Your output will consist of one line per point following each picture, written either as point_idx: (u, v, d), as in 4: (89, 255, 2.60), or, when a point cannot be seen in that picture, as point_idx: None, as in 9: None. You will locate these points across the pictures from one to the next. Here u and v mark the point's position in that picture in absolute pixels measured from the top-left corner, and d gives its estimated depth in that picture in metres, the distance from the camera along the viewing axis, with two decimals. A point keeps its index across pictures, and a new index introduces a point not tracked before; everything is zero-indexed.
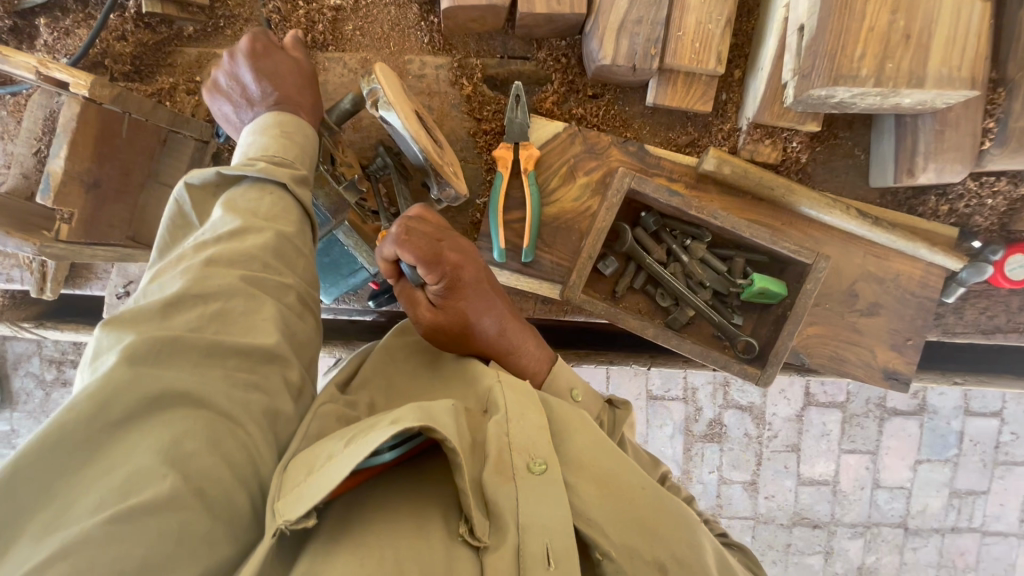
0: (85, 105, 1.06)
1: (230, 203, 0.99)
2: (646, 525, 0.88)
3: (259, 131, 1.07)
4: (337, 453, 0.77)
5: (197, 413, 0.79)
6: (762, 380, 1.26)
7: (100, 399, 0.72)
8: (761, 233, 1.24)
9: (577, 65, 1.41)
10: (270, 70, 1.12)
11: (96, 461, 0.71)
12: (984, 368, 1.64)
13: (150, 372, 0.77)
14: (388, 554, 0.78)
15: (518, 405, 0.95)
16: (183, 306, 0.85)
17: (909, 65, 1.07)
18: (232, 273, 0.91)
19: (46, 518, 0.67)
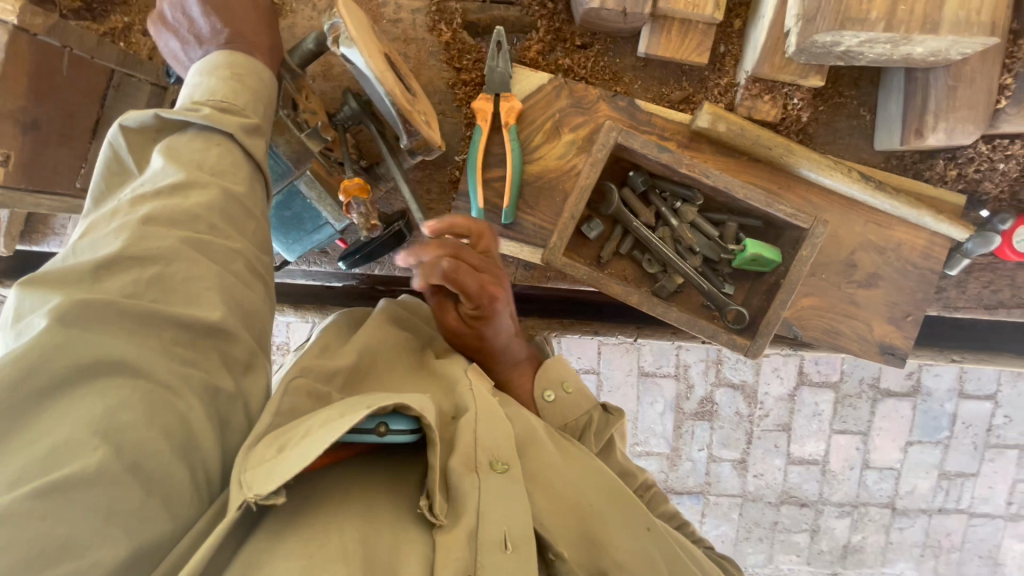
0: (14, 35, 0.97)
1: (174, 148, 0.85)
2: (596, 537, 0.92)
3: (206, 72, 0.95)
4: (313, 429, 0.73)
5: (136, 383, 0.69)
6: (751, 352, 1.19)
7: (27, 363, 0.63)
8: (756, 194, 1.17)
9: (564, 11, 1.30)
10: (220, 3, 1.02)
11: (22, 430, 0.63)
12: (985, 346, 1.57)
13: (83, 337, 0.67)
14: (335, 536, 0.73)
15: (487, 407, 0.94)
16: (116, 271, 0.73)
17: (924, 7, 0.97)
18: (172, 233, 0.77)
19: None
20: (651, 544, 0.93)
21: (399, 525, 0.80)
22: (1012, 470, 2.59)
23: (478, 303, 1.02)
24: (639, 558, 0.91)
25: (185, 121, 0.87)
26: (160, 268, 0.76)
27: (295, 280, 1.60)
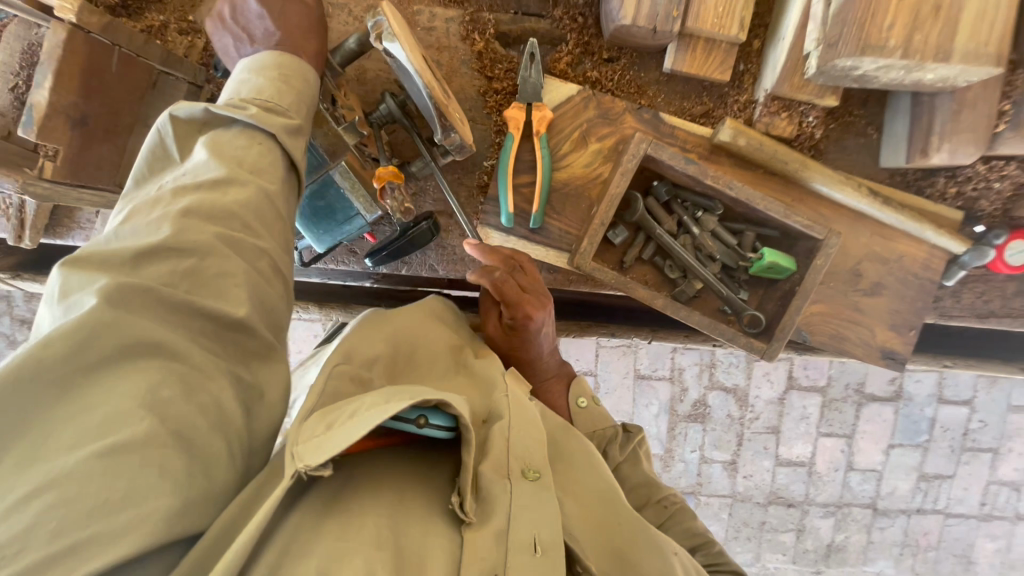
0: (72, 33, 0.99)
1: (217, 141, 0.88)
2: (625, 551, 0.93)
3: (256, 72, 0.99)
4: (361, 409, 0.76)
5: (176, 364, 0.71)
6: (768, 354, 1.27)
7: (77, 340, 0.65)
8: (775, 206, 1.24)
9: (594, 25, 1.35)
10: (277, 10, 1.06)
11: (73, 401, 0.65)
12: (972, 353, 1.67)
13: (128, 318, 0.69)
14: (371, 520, 0.75)
15: (520, 414, 0.96)
16: (156, 257, 0.75)
17: (937, 38, 1.05)
18: (208, 228, 0.79)
19: (20, 453, 0.62)
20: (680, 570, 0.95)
21: (426, 517, 0.81)
22: (986, 473, 2.72)
23: (516, 314, 1.14)
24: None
25: (230, 117, 0.91)
26: (195, 262, 0.78)
27: (316, 278, 1.62)
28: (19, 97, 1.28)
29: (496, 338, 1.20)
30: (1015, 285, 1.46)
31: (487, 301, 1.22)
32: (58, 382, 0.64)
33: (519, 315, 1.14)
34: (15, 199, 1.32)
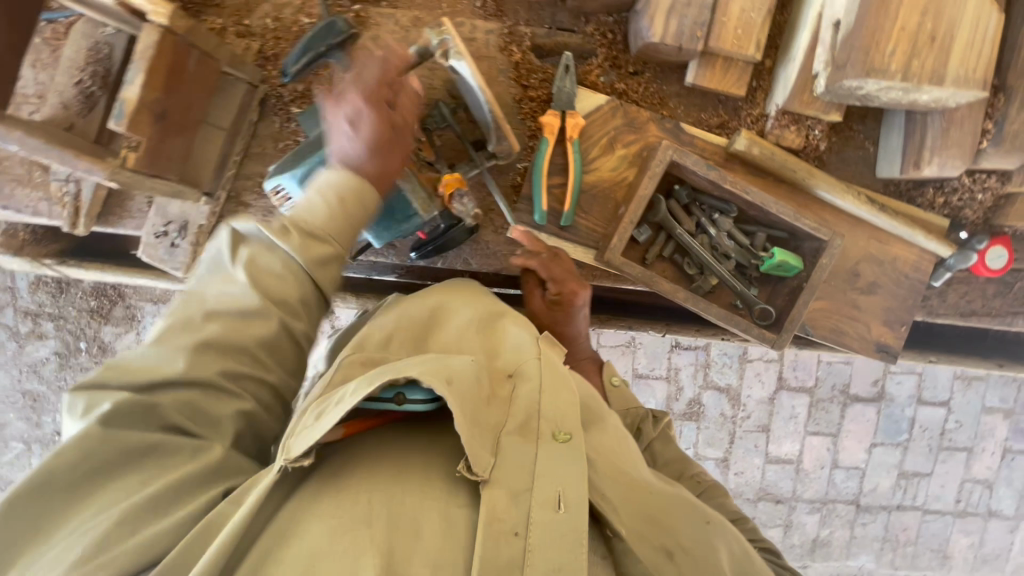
0: (163, 34, 1.07)
1: (255, 263, 0.98)
2: (657, 515, 0.99)
3: (321, 189, 1.04)
4: (346, 397, 0.87)
5: (158, 463, 0.89)
6: (778, 344, 1.40)
7: (81, 450, 0.84)
8: (787, 209, 1.37)
9: (622, 41, 1.48)
10: (359, 126, 1.05)
11: (81, 497, 0.84)
12: (954, 351, 1.82)
13: (118, 433, 0.87)
14: (364, 495, 0.84)
15: (550, 380, 1.03)
16: (164, 385, 0.91)
17: (932, 65, 1.20)
18: (219, 363, 0.95)
19: (42, 542, 0.81)
20: (708, 540, 1.01)
21: (425, 483, 0.88)
22: (960, 471, 2.89)
23: (560, 290, 1.38)
24: (697, 548, 0.99)
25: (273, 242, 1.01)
26: (196, 392, 0.93)
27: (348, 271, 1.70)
28: (83, 91, 1.36)
29: (540, 313, 1.41)
30: (995, 287, 1.61)
31: (532, 284, 1.43)
32: (75, 475, 0.84)
33: (563, 292, 1.38)
34: (72, 189, 1.44)
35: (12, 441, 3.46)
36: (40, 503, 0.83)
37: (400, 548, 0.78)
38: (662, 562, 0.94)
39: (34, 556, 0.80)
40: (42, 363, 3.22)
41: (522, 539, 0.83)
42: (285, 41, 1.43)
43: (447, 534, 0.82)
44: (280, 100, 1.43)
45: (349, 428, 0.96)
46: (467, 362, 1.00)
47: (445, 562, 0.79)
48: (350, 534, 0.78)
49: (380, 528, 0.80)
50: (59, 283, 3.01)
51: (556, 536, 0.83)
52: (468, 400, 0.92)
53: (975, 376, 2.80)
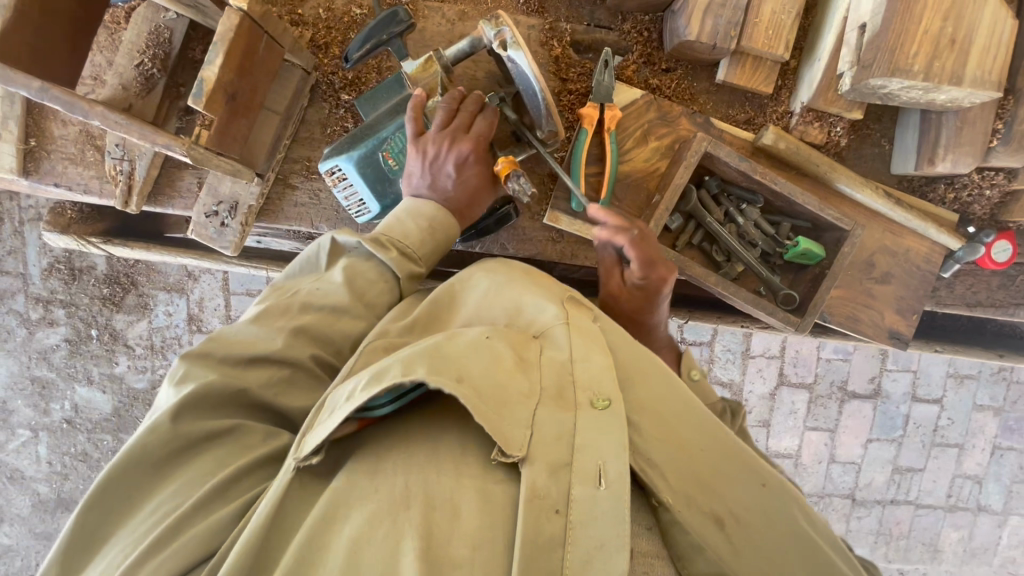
0: (241, 18, 1.13)
1: (352, 269, 1.15)
2: (706, 480, 0.96)
3: (413, 216, 1.21)
4: (353, 394, 0.88)
5: (235, 441, 0.97)
6: (801, 327, 1.47)
7: (168, 431, 0.93)
8: (812, 200, 1.45)
9: (656, 39, 1.56)
10: (462, 171, 1.25)
11: (169, 471, 0.94)
12: (957, 343, 1.92)
13: (203, 415, 0.96)
14: (402, 478, 0.86)
15: (584, 348, 1.00)
16: (260, 364, 1.01)
17: (952, 66, 1.29)
18: (308, 348, 1.06)
19: (135, 509, 0.92)
20: (770, 504, 0.96)
21: (458, 463, 0.88)
22: (951, 467, 2.97)
23: (649, 274, 1.29)
24: (754, 513, 0.95)
25: (372, 254, 1.18)
26: (288, 371, 1.04)
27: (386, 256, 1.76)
28: (142, 73, 1.40)
29: (619, 296, 1.36)
30: (999, 279, 1.71)
31: (611, 265, 1.39)
32: (166, 451, 0.93)
33: (653, 276, 1.29)
34: (127, 167, 1.47)
35: (19, 428, 3.13)
36: (130, 478, 0.92)
37: (440, 529, 0.80)
38: (710, 529, 0.92)
39: (134, 518, 0.91)
40: (54, 350, 2.98)
41: (564, 516, 0.82)
42: (336, 30, 1.49)
43: (485, 512, 0.83)
44: (331, 87, 1.50)
45: (364, 422, 0.93)
46: (486, 343, 0.97)
47: (486, 538, 0.80)
48: (390, 519, 0.81)
49: (418, 509, 0.82)
50: (73, 268, 2.83)
51: (598, 513, 0.82)
52: (485, 391, 0.89)
53: (967, 374, 2.88)
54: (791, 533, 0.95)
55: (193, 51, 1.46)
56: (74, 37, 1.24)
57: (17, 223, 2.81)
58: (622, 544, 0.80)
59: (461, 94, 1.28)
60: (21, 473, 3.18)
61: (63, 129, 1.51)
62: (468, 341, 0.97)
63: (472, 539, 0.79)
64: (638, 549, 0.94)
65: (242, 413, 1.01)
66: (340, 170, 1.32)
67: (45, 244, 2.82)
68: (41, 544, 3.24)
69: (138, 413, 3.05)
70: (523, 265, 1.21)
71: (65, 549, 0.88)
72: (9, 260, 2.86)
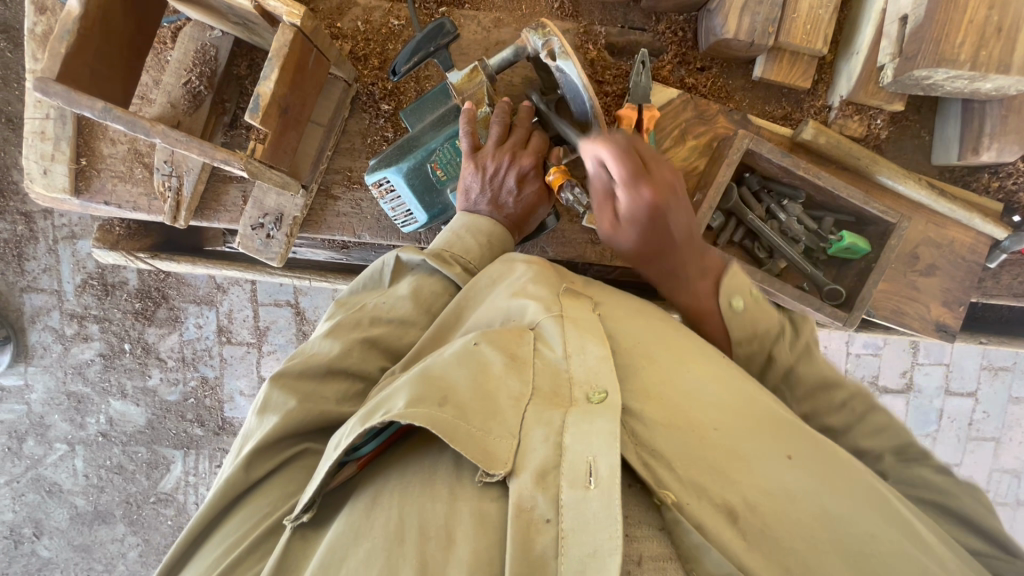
0: (293, 34, 1.15)
1: (418, 283, 1.18)
2: (719, 465, 0.87)
3: (469, 232, 1.24)
4: (341, 438, 0.90)
5: (307, 466, 0.99)
6: (850, 322, 1.46)
7: (247, 461, 0.94)
8: (856, 194, 1.44)
9: (691, 38, 1.57)
10: (523, 189, 1.29)
11: (245, 499, 0.96)
12: (1001, 335, 1.87)
13: (283, 445, 0.97)
14: (400, 510, 0.86)
15: (577, 341, 0.98)
16: (333, 378, 1.03)
17: (999, 54, 1.27)
18: (379, 361, 1.09)
19: (214, 534, 0.95)
20: (792, 484, 0.86)
21: (453, 486, 0.87)
22: (989, 462, 2.88)
23: (640, 179, 1.08)
24: (778, 498, 0.85)
25: (436, 270, 1.20)
26: (362, 386, 1.06)
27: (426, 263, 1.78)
28: (189, 90, 1.44)
29: (615, 235, 1.16)
30: None
31: (601, 194, 1.15)
32: (237, 488, 0.94)
33: (645, 183, 1.09)
34: (174, 183, 1.50)
35: (56, 442, 3.18)
36: (210, 504, 0.95)
37: (435, 557, 0.79)
38: (723, 523, 0.82)
39: (211, 541, 0.94)
40: (88, 364, 3.04)
41: (554, 526, 0.78)
42: (374, 42, 1.51)
43: (482, 533, 0.81)
44: (371, 98, 1.52)
45: (363, 462, 0.96)
46: (474, 354, 0.97)
47: (486, 560, 0.78)
48: (386, 553, 0.81)
49: (413, 540, 0.81)
50: (106, 283, 2.89)
51: (590, 516, 0.77)
52: (471, 409, 0.88)
53: (1002, 367, 2.80)
54: (820, 512, 0.84)
55: (238, 68, 1.49)
56: (130, 59, 1.27)
57: (53, 241, 2.87)
58: (616, 547, 0.74)
59: (510, 108, 1.31)
60: (59, 487, 3.23)
61: (111, 147, 1.54)
62: (455, 356, 0.97)
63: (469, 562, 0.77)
64: (646, 554, 0.84)
65: (316, 435, 1.02)
66: (387, 182, 1.34)
67: (79, 261, 2.89)
68: (79, 556, 3.29)
69: (170, 425, 3.09)
70: (523, 257, 1.18)
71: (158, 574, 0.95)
72: (46, 277, 2.92)
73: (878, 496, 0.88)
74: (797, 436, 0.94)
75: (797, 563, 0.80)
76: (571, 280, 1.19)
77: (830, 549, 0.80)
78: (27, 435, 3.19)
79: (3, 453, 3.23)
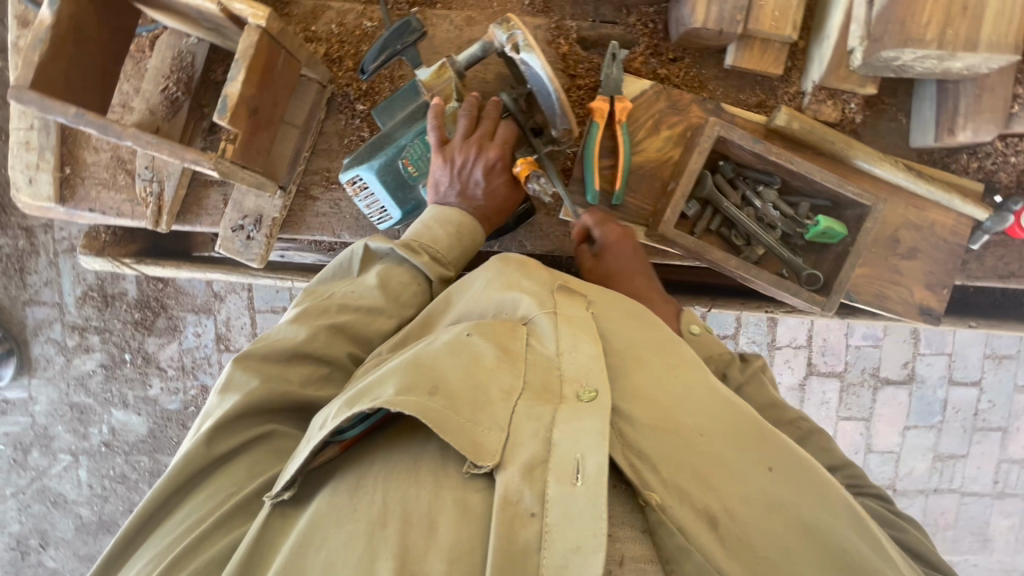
0: (260, 35, 1.18)
1: (386, 272, 1.19)
2: (702, 471, 0.88)
3: (439, 224, 1.25)
4: (326, 422, 0.89)
5: (270, 447, 1.00)
6: (828, 306, 1.47)
7: (210, 438, 0.96)
8: (830, 177, 1.44)
9: (662, 30, 1.58)
10: (491, 182, 1.30)
11: (207, 478, 0.97)
12: (992, 319, 1.85)
13: (243, 423, 0.99)
14: (381, 497, 0.86)
15: (570, 338, 0.99)
16: (300, 362, 1.05)
17: (965, 33, 1.28)
18: (345, 346, 1.10)
19: (174, 514, 0.96)
20: (771, 495, 0.86)
21: (438, 476, 0.86)
22: (995, 452, 2.83)
23: (602, 224, 1.45)
24: (757, 506, 0.85)
25: (404, 258, 1.21)
26: (326, 370, 1.07)
27: None
28: (167, 97, 1.47)
29: (593, 270, 1.44)
30: None
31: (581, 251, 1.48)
32: (198, 467, 0.96)
33: (607, 228, 1.45)
34: (156, 188, 1.54)
35: (60, 453, 3.21)
36: (170, 484, 0.96)
37: (415, 546, 0.79)
38: (700, 526, 0.83)
39: (173, 520, 0.95)
40: (90, 375, 3.08)
41: (539, 520, 0.80)
42: (348, 44, 1.53)
43: (461, 523, 0.81)
44: (346, 98, 1.54)
45: (345, 444, 0.94)
46: (466, 345, 0.98)
47: (463, 550, 0.79)
48: (367, 537, 0.81)
49: (394, 527, 0.81)
50: (105, 294, 2.92)
51: (574, 512, 0.79)
52: (460, 399, 0.89)
53: (1006, 355, 2.75)
54: (798, 521, 0.85)
55: (214, 73, 1.52)
56: (106, 67, 1.30)
57: (53, 255, 2.91)
58: (599, 545, 0.76)
59: (478, 102, 1.33)
60: (64, 498, 3.27)
61: (95, 155, 1.57)
62: (447, 347, 0.98)
63: (447, 553, 0.78)
64: (627, 555, 0.85)
65: (280, 417, 1.03)
66: (360, 180, 1.36)
67: (78, 273, 2.93)
68: (85, 566, 3.32)
69: (171, 433, 3.11)
70: (519, 259, 1.18)
71: (112, 553, 0.96)
72: (46, 290, 2.97)
73: (854, 504, 0.90)
74: (775, 444, 0.93)
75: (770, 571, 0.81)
76: (568, 276, 1.17)
77: (806, 561, 0.82)
78: (32, 447, 3.23)
79: (9, 466, 3.26)
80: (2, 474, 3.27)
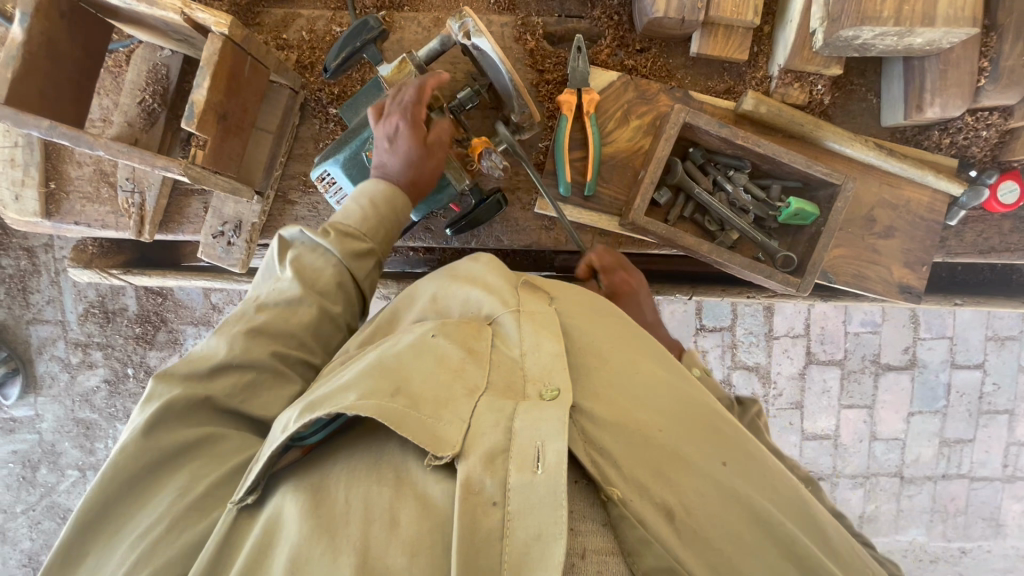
0: (223, 42, 1.22)
1: (300, 260, 1.19)
2: (662, 468, 0.88)
3: (355, 198, 1.28)
4: (289, 424, 0.90)
5: (204, 452, 1.01)
6: (802, 287, 1.47)
7: (140, 450, 0.97)
8: (798, 158, 1.45)
9: (627, 21, 1.59)
10: (396, 147, 1.29)
11: (142, 492, 0.97)
12: (981, 296, 1.83)
13: (169, 431, 1.00)
14: (343, 496, 0.87)
15: (533, 337, 0.99)
16: (225, 371, 1.07)
17: (922, 8, 1.28)
18: (284, 354, 1.11)
19: (110, 532, 0.95)
20: (725, 489, 0.89)
21: (400, 472, 0.88)
22: (1003, 434, 2.79)
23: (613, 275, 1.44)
24: (714, 500, 0.87)
25: (317, 242, 1.22)
26: (251, 376, 1.09)
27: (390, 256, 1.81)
28: (144, 109, 1.50)
29: None
30: (1011, 222, 1.65)
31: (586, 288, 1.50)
32: (132, 479, 0.96)
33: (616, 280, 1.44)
34: (137, 199, 1.57)
35: (68, 469, 3.26)
36: (104, 503, 0.95)
37: (377, 541, 0.80)
38: (661, 521, 0.83)
39: (111, 539, 0.94)
40: (95, 391, 3.13)
41: (501, 509, 0.79)
42: (319, 50, 1.57)
43: (422, 516, 0.81)
44: (319, 103, 1.57)
45: (308, 448, 0.96)
46: (431, 347, 0.98)
47: (424, 544, 0.79)
48: (328, 535, 0.82)
49: (357, 524, 0.82)
50: (107, 310, 2.98)
51: (535, 501, 0.78)
52: (422, 399, 0.89)
53: (1008, 336, 2.72)
54: (751, 512, 0.88)
55: (189, 84, 1.55)
56: (80, 82, 1.34)
57: (55, 273, 2.96)
58: (561, 532, 0.76)
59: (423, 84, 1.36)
60: None
61: (78, 169, 1.61)
62: (411, 349, 0.98)
63: (408, 546, 0.78)
64: (590, 548, 0.82)
65: (214, 424, 1.05)
66: (329, 175, 1.40)
67: (79, 291, 2.98)
68: None
69: None
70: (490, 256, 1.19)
71: None
72: (49, 308, 3.02)
73: (801, 497, 0.96)
74: (727, 441, 0.96)
75: (724, 564, 0.83)
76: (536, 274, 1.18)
77: (758, 552, 0.85)
78: (40, 464, 3.27)
79: (18, 483, 3.30)
80: (12, 492, 3.32)
